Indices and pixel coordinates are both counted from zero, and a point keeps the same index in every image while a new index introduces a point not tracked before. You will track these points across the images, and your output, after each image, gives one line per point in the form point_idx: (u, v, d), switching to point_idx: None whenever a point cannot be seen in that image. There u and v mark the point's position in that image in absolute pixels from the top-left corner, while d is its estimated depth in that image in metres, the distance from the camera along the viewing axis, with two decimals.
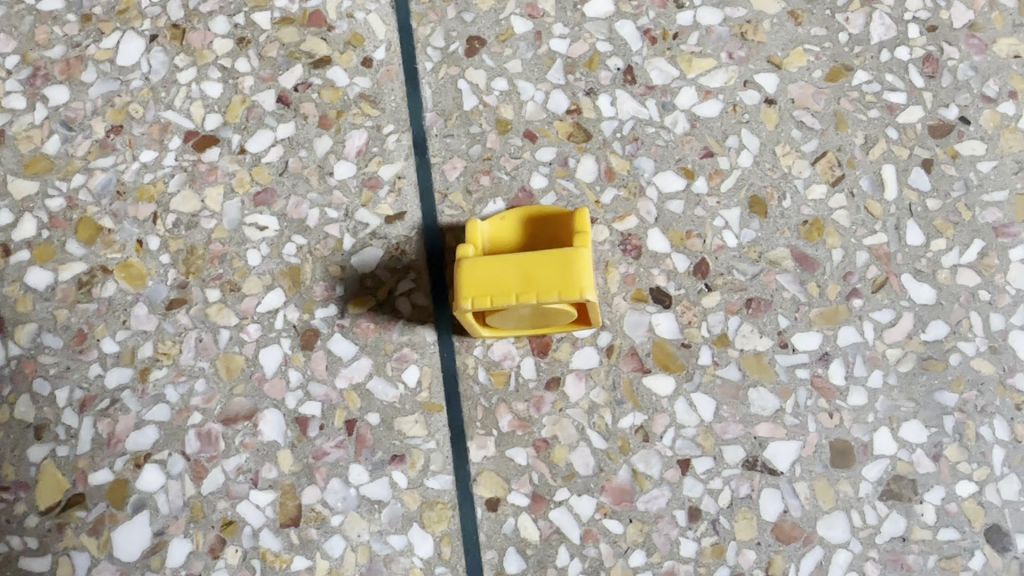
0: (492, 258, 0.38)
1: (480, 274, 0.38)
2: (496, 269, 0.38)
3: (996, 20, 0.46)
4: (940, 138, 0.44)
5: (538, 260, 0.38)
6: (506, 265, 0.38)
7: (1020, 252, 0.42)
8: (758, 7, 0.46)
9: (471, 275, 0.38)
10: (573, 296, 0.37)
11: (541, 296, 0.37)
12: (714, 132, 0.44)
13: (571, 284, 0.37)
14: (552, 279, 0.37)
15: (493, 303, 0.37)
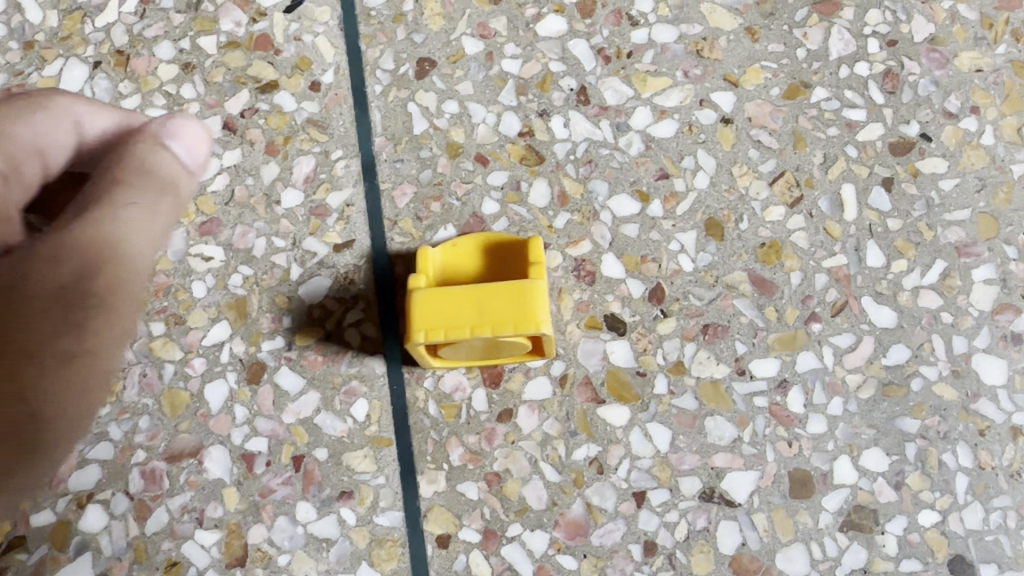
0: (446, 290, 0.37)
1: (434, 307, 0.37)
2: (450, 302, 0.37)
3: (958, 33, 0.45)
4: (900, 155, 0.43)
5: (492, 290, 0.37)
6: (460, 297, 0.37)
7: (982, 273, 0.41)
8: (714, 24, 0.45)
9: (425, 309, 0.37)
10: (528, 330, 0.36)
11: (495, 329, 0.36)
12: (670, 153, 0.43)
13: (525, 316, 0.36)
14: (506, 310, 0.36)
15: (447, 336, 0.36)
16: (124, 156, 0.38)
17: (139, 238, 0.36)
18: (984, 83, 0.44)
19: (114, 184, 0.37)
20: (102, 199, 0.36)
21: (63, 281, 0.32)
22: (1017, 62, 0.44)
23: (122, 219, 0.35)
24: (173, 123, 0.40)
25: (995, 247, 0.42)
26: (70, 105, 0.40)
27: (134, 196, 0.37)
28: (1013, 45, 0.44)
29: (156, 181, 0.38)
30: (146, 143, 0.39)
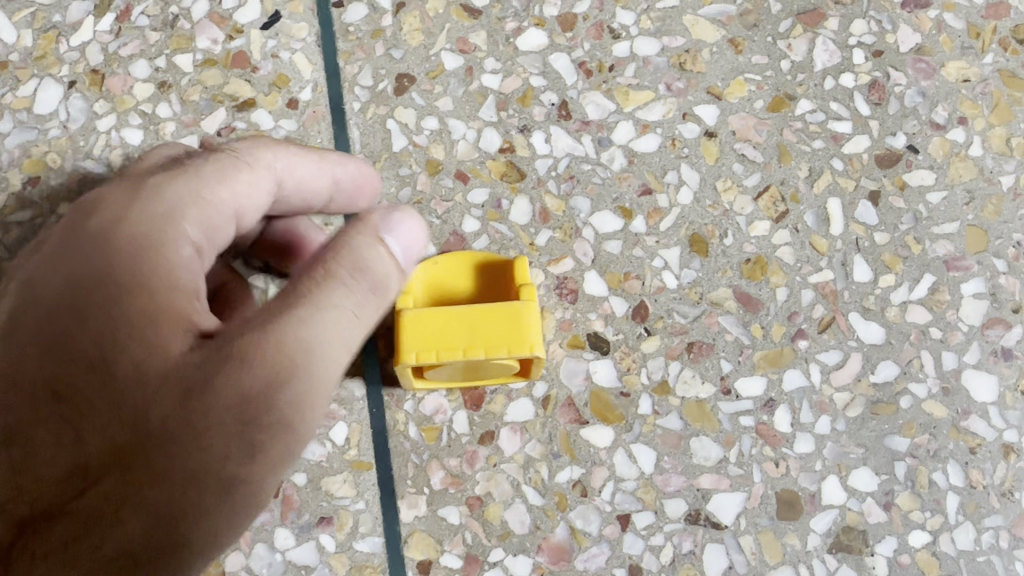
0: (437, 311, 0.36)
1: (426, 328, 0.36)
2: (442, 323, 0.36)
3: (944, 43, 0.44)
4: (887, 168, 0.42)
5: (485, 311, 0.36)
6: (452, 317, 0.36)
7: (971, 287, 0.41)
8: (696, 36, 0.44)
9: (415, 329, 0.36)
10: (523, 352, 0.36)
11: (489, 351, 0.36)
12: (653, 167, 0.42)
13: (519, 338, 0.36)
14: (501, 334, 0.36)
15: (438, 359, 0.35)
16: (339, 248, 0.32)
17: (331, 342, 0.31)
18: (972, 93, 0.43)
19: (328, 281, 0.31)
20: (307, 296, 0.31)
21: (186, 380, 0.29)
22: (1004, 72, 0.43)
23: (331, 324, 0.31)
24: (397, 216, 0.34)
25: (985, 261, 0.41)
26: (271, 160, 0.36)
27: (326, 304, 0.31)
28: (1000, 54, 0.44)
29: (364, 291, 0.32)
30: (365, 233, 0.32)
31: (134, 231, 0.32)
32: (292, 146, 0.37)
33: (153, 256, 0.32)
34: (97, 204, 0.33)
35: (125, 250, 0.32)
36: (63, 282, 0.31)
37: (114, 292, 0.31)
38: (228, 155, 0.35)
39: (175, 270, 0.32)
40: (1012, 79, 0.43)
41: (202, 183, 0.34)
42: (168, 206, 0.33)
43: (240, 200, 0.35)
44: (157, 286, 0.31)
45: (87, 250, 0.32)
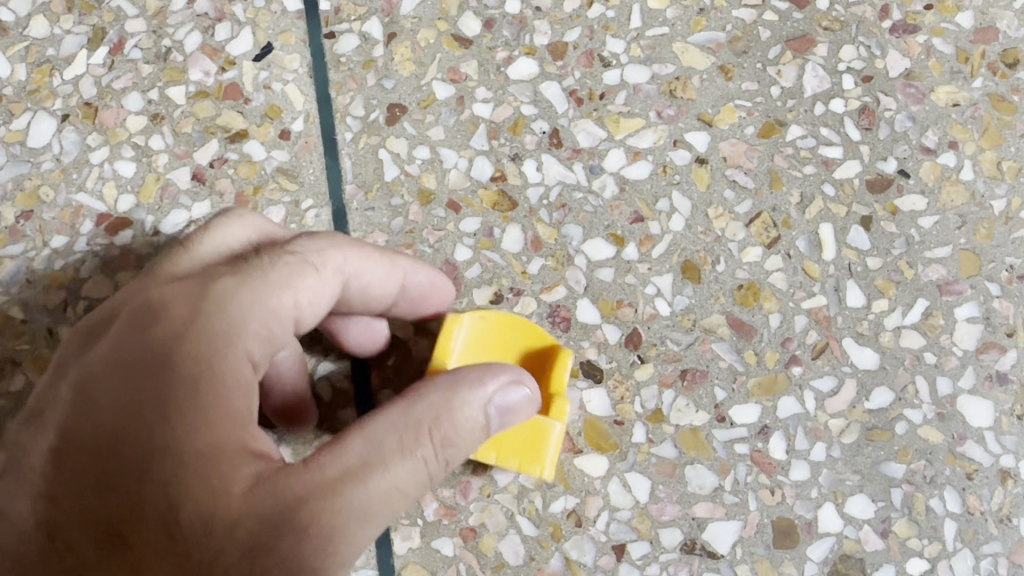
0: None
1: None
2: None
3: (934, 67, 0.44)
4: (878, 193, 0.42)
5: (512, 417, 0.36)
6: None
7: (965, 311, 0.40)
8: (687, 63, 0.44)
9: None
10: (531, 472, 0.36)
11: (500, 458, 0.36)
12: (644, 195, 0.42)
13: (534, 456, 0.36)
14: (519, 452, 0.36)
15: None
16: (436, 418, 0.30)
17: (390, 509, 0.29)
18: (962, 117, 0.43)
19: (408, 455, 0.29)
20: (381, 464, 0.29)
21: (248, 534, 0.28)
22: (994, 96, 0.44)
23: (400, 498, 0.29)
24: (504, 387, 0.31)
25: (978, 284, 0.41)
26: (340, 263, 0.35)
27: (401, 480, 0.29)
28: (989, 78, 0.44)
29: (442, 465, 0.30)
30: (465, 403, 0.30)
31: (196, 353, 0.31)
32: (360, 245, 0.36)
33: (214, 380, 0.30)
34: (159, 317, 0.32)
35: (187, 374, 0.30)
36: (124, 405, 0.31)
37: (176, 426, 0.30)
38: (293, 259, 0.34)
39: (235, 395, 0.30)
40: (1002, 103, 0.43)
41: (266, 291, 0.33)
42: (229, 322, 0.32)
43: (304, 304, 0.34)
44: (221, 417, 0.30)
45: (146, 372, 0.31)
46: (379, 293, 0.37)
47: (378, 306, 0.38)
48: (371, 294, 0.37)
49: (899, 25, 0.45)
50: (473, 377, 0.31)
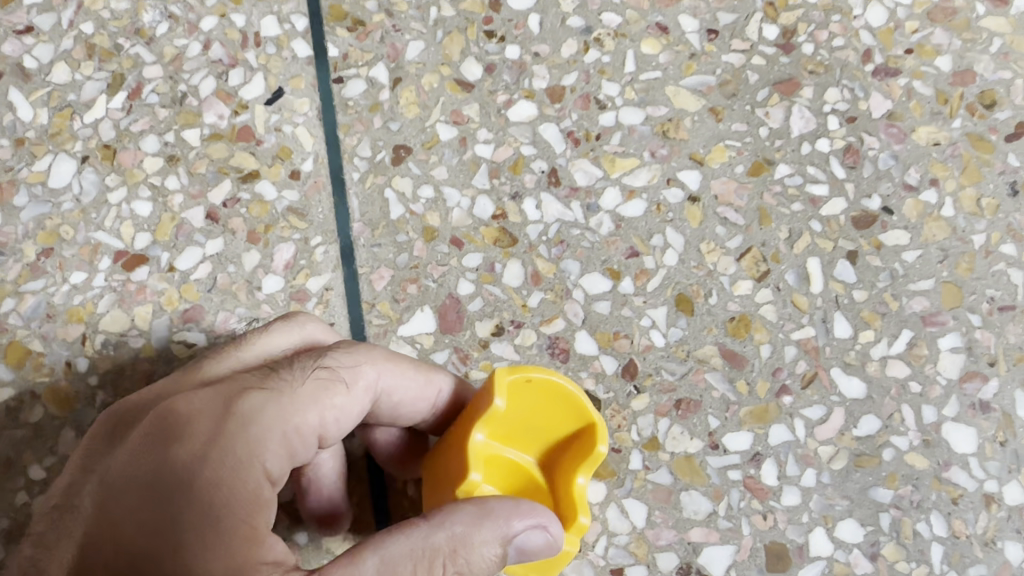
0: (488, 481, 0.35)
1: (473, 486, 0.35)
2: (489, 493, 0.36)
3: (915, 108, 0.46)
4: (863, 229, 0.44)
5: None
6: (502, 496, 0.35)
7: (949, 341, 0.42)
8: (679, 105, 0.46)
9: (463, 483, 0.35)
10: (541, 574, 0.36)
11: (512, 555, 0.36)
12: (639, 231, 0.44)
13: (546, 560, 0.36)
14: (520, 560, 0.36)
15: None
16: (453, 551, 0.31)
17: None
18: (942, 156, 0.45)
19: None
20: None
21: None
22: (973, 135, 0.46)
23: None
24: (526, 528, 0.32)
25: (960, 316, 0.42)
26: (372, 379, 0.37)
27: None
28: (968, 118, 0.46)
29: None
30: (484, 539, 0.32)
31: (220, 476, 0.32)
32: (397, 361, 0.38)
33: (234, 498, 0.32)
34: (184, 433, 0.33)
35: (209, 495, 0.32)
36: (146, 524, 0.32)
37: (196, 549, 0.31)
38: (325, 375, 0.36)
39: (255, 514, 0.32)
40: (981, 142, 0.45)
41: (295, 408, 0.35)
42: (256, 439, 0.34)
43: (333, 420, 0.36)
44: (238, 538, 0.31)
45: (169, 493, 0.32)
46: (412, 409, 0.39)
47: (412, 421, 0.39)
48: (404, 410, 0.39)
49: (881, 69, 0.47)
50: (498, 512, 0.32)
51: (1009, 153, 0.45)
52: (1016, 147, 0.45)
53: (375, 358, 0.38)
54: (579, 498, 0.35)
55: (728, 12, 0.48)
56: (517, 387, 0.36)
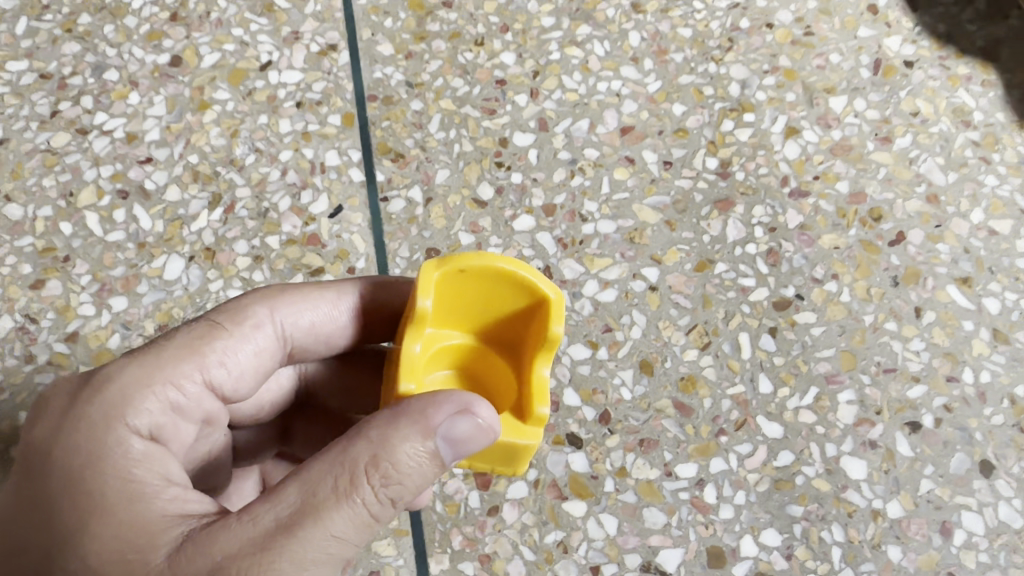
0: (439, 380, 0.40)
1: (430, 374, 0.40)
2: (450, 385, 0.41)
3: (821, 221, 0.61)
4: (781, 310, 0.58)
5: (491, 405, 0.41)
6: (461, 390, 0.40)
7: (846, 395, 0.56)
8: (642, 218, 0.61)
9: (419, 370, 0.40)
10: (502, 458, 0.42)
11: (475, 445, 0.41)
12: (612, 312, 0.58)
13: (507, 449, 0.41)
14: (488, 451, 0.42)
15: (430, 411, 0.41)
16: (373, 461, 0.37)
17: (315, 548, 0.37)
18: (841, 256, 0.60)
19: (343, 499, 0.37)
20: (315, 509, 0.37)
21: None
22: (865, 241, 0.60)
23: (343, 533, 0.37)
24: (447, 419, 0.37)
25: (854, 376, 0.56)
26: (254, 320, 0.46)
27: (341, 522, 0.37)
28: (861, 228, 0.60)
29: (389, 495, 0.38)
30: (405, 438, 0.38)
31: (81, 443, 0.40)
32: (283, 300, 0.48)
33: (108, 459, 0.40)
34: (47, 410, 0.42)
35: (72, 454, 0.40)
36: (35, 491, 0.40)
37: (79, 506, 0.39)
38: (197, 328, 0.45)
39: (132, 468, 0.40)
40: (870, 245, 0.60)
41: (162, 361, 0.43)
42: (125, 393, 0.42)
43: (221, 358, 0.45)
44: (117, 489, 0.39)
45: (42, 464, 0.40)
46: (331, 322, 0.50)
47: (342, 328, 0.50)
48: (330, 323, 0.50)
49: (796, 191, 0.62)
50: (405, 418, 0.38)
51: (893, 254, 0.60)
52: (898, 250, 0.60)
53: (251, 301, 0.47)
54: (539, 385, 0.41)
55: (679, 148, 0.64)
56: (454, 277, 0.40)
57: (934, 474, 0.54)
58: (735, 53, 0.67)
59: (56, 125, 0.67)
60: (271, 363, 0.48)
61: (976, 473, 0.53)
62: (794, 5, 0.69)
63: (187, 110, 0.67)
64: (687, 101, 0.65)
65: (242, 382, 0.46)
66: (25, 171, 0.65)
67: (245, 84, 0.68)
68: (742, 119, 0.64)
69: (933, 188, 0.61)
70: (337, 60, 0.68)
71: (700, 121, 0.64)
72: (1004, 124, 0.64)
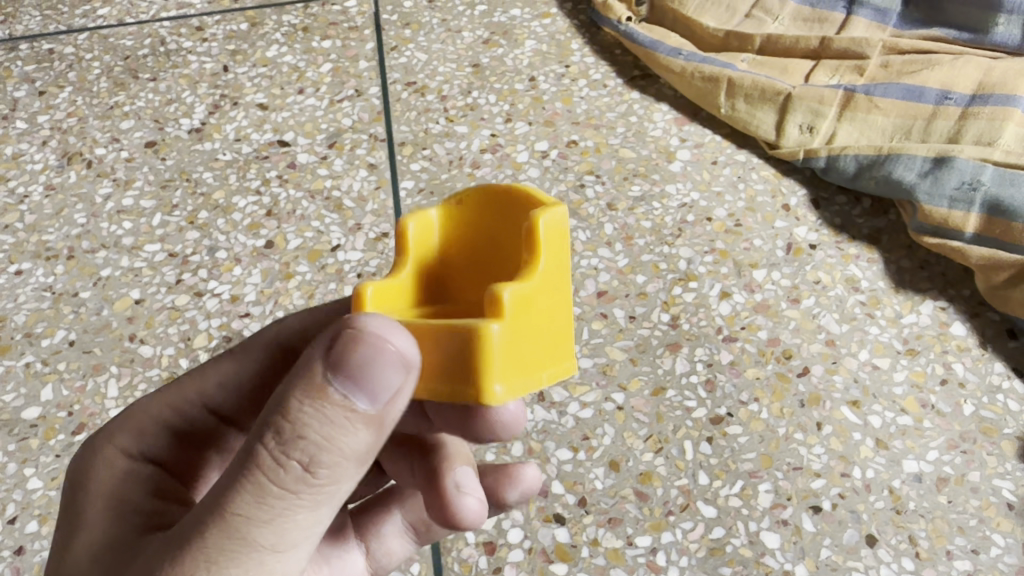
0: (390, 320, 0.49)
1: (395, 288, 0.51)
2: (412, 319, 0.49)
3: (746, 357, 0.81)
4: (716, 424, 0.77)
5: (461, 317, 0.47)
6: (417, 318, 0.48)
7: (764, 486, 0.74)
8: (612, 355, 0.82)
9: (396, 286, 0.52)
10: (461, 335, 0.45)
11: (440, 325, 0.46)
12: (590, 425, 0.78)
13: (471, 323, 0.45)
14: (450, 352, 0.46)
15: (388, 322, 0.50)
16: (270, 423, 0.45)
17: (210, 521, 0.45)
18: (762, 384, 0.79)
19: (247, 466, 0.45)
20: (228, 483, 0.46)
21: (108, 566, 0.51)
22: (780, 373, 0.80)
23: (238, 506, 0.45)
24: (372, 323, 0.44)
25: (771, 471, 0.74)
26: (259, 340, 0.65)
27: (234, 494, 0.45)
28: (777, 364, 0.81)
29: (281, 454, 0.45)
30: (295, 383, 0.44)
31: (84, 466, 0.59)
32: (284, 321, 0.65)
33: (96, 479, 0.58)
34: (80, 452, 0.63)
35: (77, 476, 0.59)
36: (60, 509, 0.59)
37: (73, 516, 0.56)
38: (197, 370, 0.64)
39: (112, 487, 0.57)
40: (784, 376, 0.80)
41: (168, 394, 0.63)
42: (127, 422, 0.62)
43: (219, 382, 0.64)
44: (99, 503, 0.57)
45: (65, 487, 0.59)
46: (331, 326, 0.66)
47: None
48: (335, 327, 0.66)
49: (727, 337, 0.83)
50: (299, 368, 0.45)
51: (800, 382, 0.79)
52: (804, 379, 0.80)
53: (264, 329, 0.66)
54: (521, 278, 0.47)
55: (641, 306, 0.85)
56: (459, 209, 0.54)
57: (831, 544, 0.71)
58: (683, 238, 0.90)
59: (179, 288, 0.90)
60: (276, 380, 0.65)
61: (864, 543, 0.71)
62: (727, 205, 0.93)
63: (277, 279, 0.90)
64: (647, 273, 0.88)
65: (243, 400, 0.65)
66: (155, 322, 0.88)
67: (320, 261, 0.91)
68: (688, 286, 0.86)
69: (831, 335, 0.82)
70: (388, 244, 0.92)
71: (657, 286, 0.87)
72: (884, 289, 0.86)
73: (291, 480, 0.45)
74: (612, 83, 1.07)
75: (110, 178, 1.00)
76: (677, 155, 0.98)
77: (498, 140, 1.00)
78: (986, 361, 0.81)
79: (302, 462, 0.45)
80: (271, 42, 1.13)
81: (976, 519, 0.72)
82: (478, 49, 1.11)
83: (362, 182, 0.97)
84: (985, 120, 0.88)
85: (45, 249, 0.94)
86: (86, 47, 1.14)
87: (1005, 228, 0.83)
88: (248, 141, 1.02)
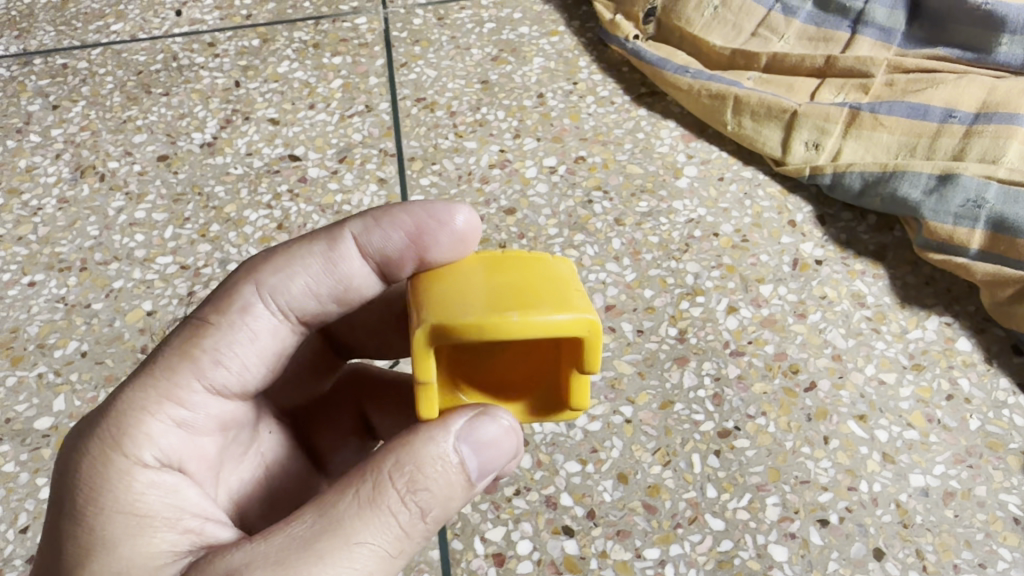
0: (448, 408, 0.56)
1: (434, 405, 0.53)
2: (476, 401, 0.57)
3: (753, 372, 0.82)
4: (723, 438, 0.78)
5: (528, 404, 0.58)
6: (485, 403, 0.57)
7: (772, 499, 0.74)
8: (620, 369, 0.83)
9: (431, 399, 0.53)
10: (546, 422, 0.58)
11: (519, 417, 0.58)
12: (598, 438, 0.78)
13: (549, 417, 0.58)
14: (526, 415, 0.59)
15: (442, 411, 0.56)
16: (396, 466, 0.51)
17: (333, 549, 0.49)
18: (769, 398, 0.80)
19: (371, 502, 0.50)
20: (344, 516, 0.50)
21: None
22: (787, 388, 0.81)
23: (366, 535, 0.50)
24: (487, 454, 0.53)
25: (779, 485, 0.75)
26: (240, 302, 0.62)
27: (363, 526, 0.50)
28: (784, 379, 0.81)
29: (409, 498, 0.51)
30: (431, 440, 0.52)
31: (86, 477, 0.55)
32: (261, 281, 0.63)
33: (107, 494, 0.54)
34: (65, 452, 0.57)
35: (77, 492, 0.54)
36: (55, 520, 0.55)
37: (87, 538, 0.53)
38: (180, 351, 0.60)
39: (132, 501, 0.54)
40: (791, 391, 0.80)
41: (159, 383, 0.58)
42: (124, 423, 0.56)
43: (214, 361, 0.60)
44: (119, 523, 0.53)
45: (61, 495, 0.55)
46: (315, 279, 0.64)
47: (326, 282, 0.65)
48: (319, 278, 0.65)
49: (735, 351, 0.83)
50: (425, 429, 0.53)
51: (807, 397, 0.80)
52: (810, 394, 0.80)
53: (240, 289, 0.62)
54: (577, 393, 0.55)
55: (649, 320, 0.86)
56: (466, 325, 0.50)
57: (839, 557, 0.71)
58: (690, 254, 0.91)
59: (189, 301, 0.90)
60: (272, 345, 0.64)
61: (871, 557, 0.71)
62: (734, 220, 0.94)
63: None
64: (655, 287, 0.88)
65: (241, 372, 0.62)
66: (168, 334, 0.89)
67: None
68: (695, 300, 0.87)
69: (837, 350, 0.83)
70: None
71: (664, 301, 0.87)
72: (890, 305, 0.87)
73: (410, 519, 0.51)
74: (620, 100, 1.08)
75: (122, 191, 1.01)
76: (684, 171, 0.99)
77: (507, 156, 1.01)
78: (992, 376, 0.81)
79: (421, 504, 0.52)
80: (282, 58, 1.15)
81: (983, 533, 0.72)
82: (487, 66, 1.12)
83: (372, 196, 0.98)
84: (988, 138, 0.89)
85: (58, 260, 0.95)
86: (99, 62, 1.16)
87: (1010, 244, 0.83)
88: (259, 155, 1.03)
